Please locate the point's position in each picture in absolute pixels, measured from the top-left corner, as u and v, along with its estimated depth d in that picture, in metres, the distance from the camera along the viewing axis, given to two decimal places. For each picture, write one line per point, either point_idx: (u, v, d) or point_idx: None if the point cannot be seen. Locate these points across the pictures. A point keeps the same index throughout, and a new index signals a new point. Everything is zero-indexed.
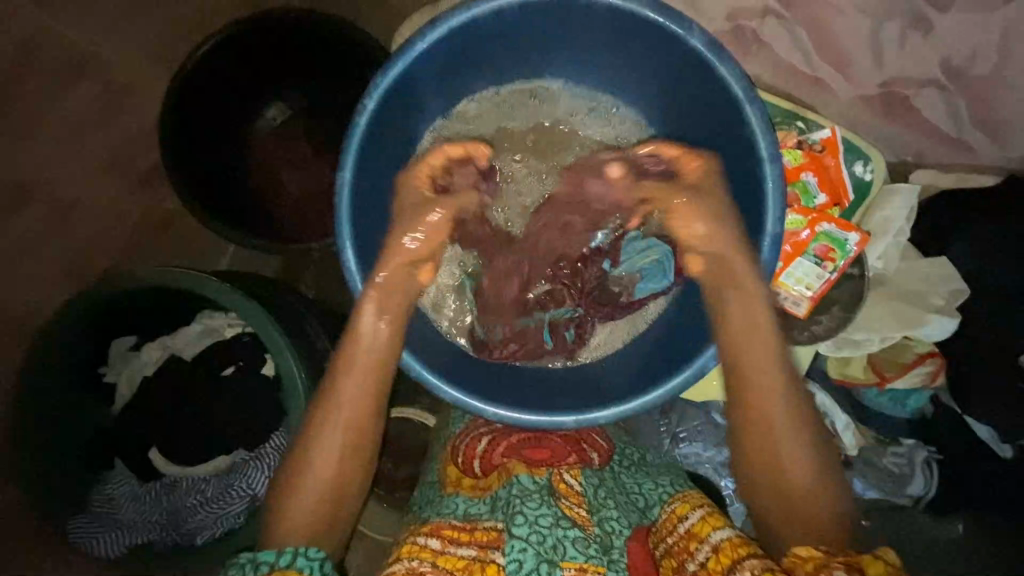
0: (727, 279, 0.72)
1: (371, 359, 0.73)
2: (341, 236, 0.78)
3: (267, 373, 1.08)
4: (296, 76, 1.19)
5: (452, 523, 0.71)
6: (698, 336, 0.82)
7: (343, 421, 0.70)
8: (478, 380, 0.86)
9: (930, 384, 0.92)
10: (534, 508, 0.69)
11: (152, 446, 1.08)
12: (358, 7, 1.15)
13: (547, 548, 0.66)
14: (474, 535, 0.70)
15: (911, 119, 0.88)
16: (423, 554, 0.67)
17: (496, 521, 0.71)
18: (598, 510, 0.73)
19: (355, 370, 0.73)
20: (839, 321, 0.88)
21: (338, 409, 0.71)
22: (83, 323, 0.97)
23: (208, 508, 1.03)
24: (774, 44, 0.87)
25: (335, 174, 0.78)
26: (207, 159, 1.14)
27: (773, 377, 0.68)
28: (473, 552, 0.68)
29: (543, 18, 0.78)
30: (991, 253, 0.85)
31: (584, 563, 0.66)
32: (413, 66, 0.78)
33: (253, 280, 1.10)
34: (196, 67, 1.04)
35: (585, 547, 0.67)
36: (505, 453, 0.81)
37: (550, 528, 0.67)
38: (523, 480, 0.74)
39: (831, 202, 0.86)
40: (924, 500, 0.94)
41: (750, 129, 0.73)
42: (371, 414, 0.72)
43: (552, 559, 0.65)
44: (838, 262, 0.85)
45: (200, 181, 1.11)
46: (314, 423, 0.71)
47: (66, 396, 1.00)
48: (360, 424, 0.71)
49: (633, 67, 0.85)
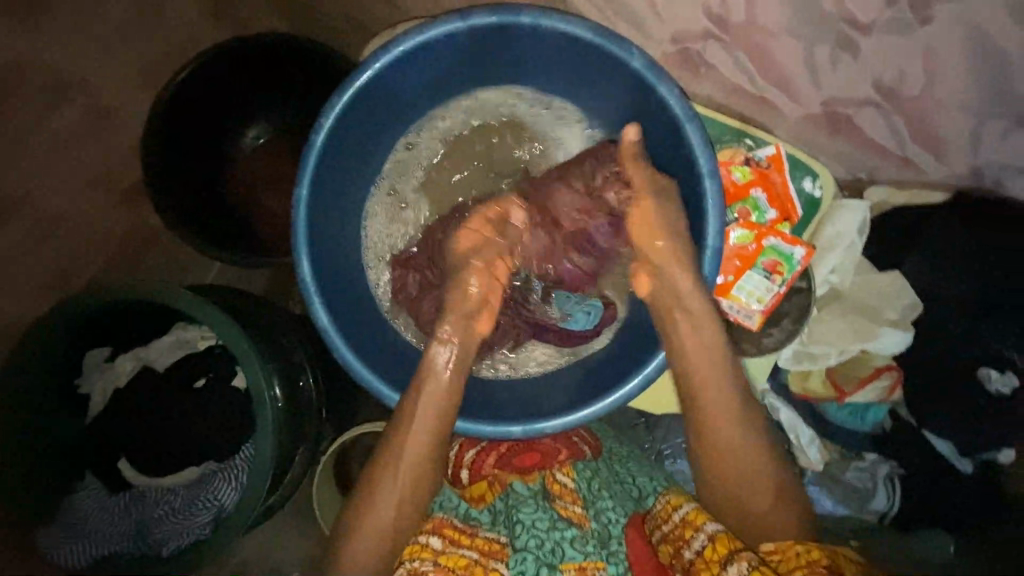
0: (666, 309, 0.79)
1: (434, 416, 0.77)
2: (298, 249, 0.81)
3: (238, 386, 1.11)
4: (290, 88, 1.20)
5: (454, 524, 0.75)
6: (651, 334, 0.85)
7: (404, 475, 0.74)
8: (478, 401, 0.89)
9: (886, 398, 0.93)
10: (531, 513, 0.76)
11: (121, 458, 1.10)
12: (340, 17, 1.15)
13: (546, 552, 0.72)
14: (475, 540, 0.73)
15: (859, 137, 0.83)
16: (424, 554, 0.70)
17: (499, 534, 0.75)
18: (594, 503, 0.78)
19: (416, 420, 0.76)
20: (789, 333, 0.89)
21: (400, 456, 0.75)
22: (75, 314, 0.97)
23: (174, 519, 1.06)
24: (720, 67, 0.82)
25: (294, 189, 0.81)
26: (201, 165, 1.20)
27: (703, 374, 0.76)
28: (475, 554, 0.72)
29: (493, 41, 0.81)
30: (959, 261, 0.86)
31: (583, 563, 0.71)
32: (371, 85, 0.81)
33: (227, 293, 1.12)
34: (187, 81, 1.09)
35: (582, 545, 0.73)
36: (494, 464, 0.85)
37: (547, 532, 0.74)
38: (518, 488, 0.80)
39: (781, 218, 0.88)
40: (889, 515, 0.95)
41: (690, 146, 0.75)
42: (433, 458, 0.76)
43: (552, 561, 0.72)
44: (785, 275, 0.86)
45: (193, 189, 1.18)
46: (379, 466, 0.75)
47: (48, 401, 1.02)
48: (420, 469, 0.75)
49: (590, 87, 0.86)
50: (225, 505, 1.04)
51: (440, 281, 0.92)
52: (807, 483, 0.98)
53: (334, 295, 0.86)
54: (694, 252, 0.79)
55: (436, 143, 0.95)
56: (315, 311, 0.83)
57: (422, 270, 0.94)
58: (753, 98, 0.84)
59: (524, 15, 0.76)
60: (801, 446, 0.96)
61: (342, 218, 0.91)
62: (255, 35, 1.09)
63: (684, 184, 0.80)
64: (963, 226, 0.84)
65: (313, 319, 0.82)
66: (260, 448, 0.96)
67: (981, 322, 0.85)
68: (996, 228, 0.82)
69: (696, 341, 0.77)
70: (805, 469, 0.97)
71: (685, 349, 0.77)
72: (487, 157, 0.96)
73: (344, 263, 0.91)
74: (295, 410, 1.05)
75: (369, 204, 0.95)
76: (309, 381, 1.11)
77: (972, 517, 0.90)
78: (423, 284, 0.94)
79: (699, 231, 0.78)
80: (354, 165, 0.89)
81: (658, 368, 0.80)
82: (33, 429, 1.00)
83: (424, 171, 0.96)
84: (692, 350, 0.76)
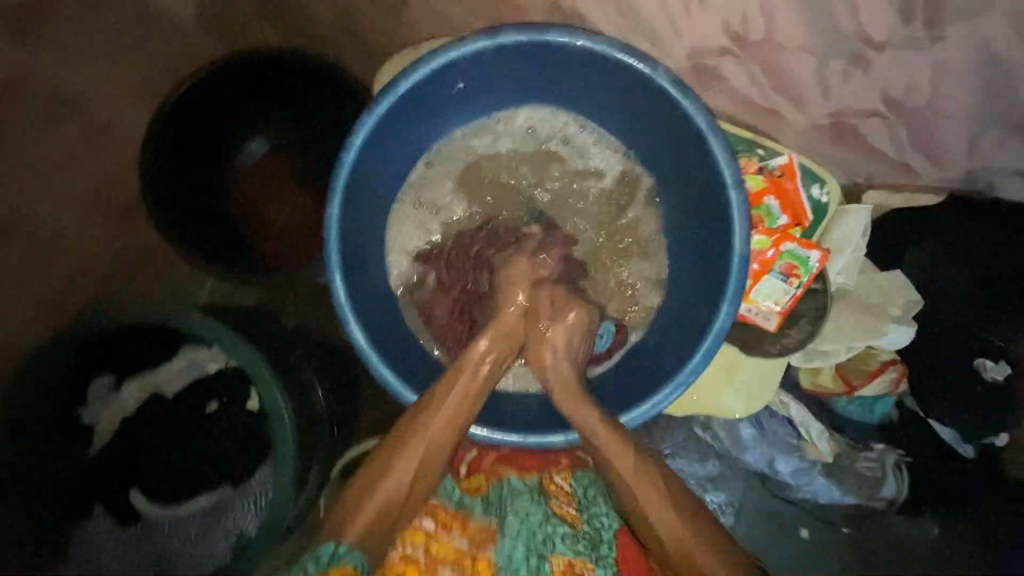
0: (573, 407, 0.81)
1: (467, 397, 0.80)
2: (331, 267, 0.81)
3: (253, 408, 1.05)
4: (288, 106, 1.17)
5: (449, 509, 0.78)
6: (686, 337, 0.87)
7: (427, 439, 0.77)
8: (504, 410, 0.92)
9: (893, 391, 0.98)
10: (526, 505, 0.78)
11: (134, 489, 1.04)
12: (342, 25, 1.10)
13: (537, 542, 0.74)
14: (467, 527, 0.76)
15: (863, 146, 0.92)
16: (418, 539, 0.73)
17: (491, 518, 0.78)
18: (588, 509, 0.81)
19: (442, 407, 0.79)
20: (807, 333, 0.96)
21: (418, 436, 0.76)
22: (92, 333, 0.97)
23: (193, 549, 1.02)
24: (732, 79, 0.90)
25: (325, 209, 0.82)
26: (200, 179, 1.16)
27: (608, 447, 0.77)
28: (466, 544, 0.74)
29: (517, 59, 0.84)
30: (962, 255, 0.89)
31: (572, 559, 0.74)
32: (400, 101, 0.82)
33: (236, 313, 1.08)
34: (191, 92, 1.07)
35: (573, 542, 0.75)
36: (494, 462, 0.87)
37: (541, 525, 0.76)
38: (516, 481, 0.82)
39: (793, 222, 0.94)
40: (897, 502, 1.01)
41: (714, 158, 0.80)
42: (452, 443, 0.78)
43: (542, 552, 0.74)
44: (802, 278, 0.92)
45: (192, 205, 1.13)
46: (398, 442, 0.76)
47: (57, 411, 0.99)
48: (437, 452, 0.77)
49: (610, 102, 0.89)
50: (247, 530, 1.01)
51: (451, 283, 0.95)
52: (816, 475, 1.01)
53: (365, 312, 0.86)
54: (720, 257, 0.84)
55: (461, 158, 0.96)
56: (350, 329, 0.83)
57: (444, 277, 0.95)
58: (763, 108, 0.92)
59: (549, 33, 0.79)
60: (811, 441, 1.00)
61: (370, 234, 0.91)
62: (244, 53, 1.07)
63: (705, 193, 0.85)
64: (965, 224, 0.88)
65: (349, 336, 0.82)
66: (282, 470, 0.94)
67: (992, 315, 0.87)
68: (988, 222, 0.88)
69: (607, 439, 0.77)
70: (817, 461, 1.00)
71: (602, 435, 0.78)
72: (514, 171, 0.96)
73: (371, 276, 0.91)
74: (314, 429, 1.03)
75: (393, 217, 0.95)
76: (320, 397, 1.07)
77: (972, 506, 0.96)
78: (438, 293, 0.96)
79: (726, 237, 0.82)
80: (380, 181, 0.90)
81: (694, 373, 0.82)
82: (32, 437, 0.97)
83: (448, 186, 0.96)
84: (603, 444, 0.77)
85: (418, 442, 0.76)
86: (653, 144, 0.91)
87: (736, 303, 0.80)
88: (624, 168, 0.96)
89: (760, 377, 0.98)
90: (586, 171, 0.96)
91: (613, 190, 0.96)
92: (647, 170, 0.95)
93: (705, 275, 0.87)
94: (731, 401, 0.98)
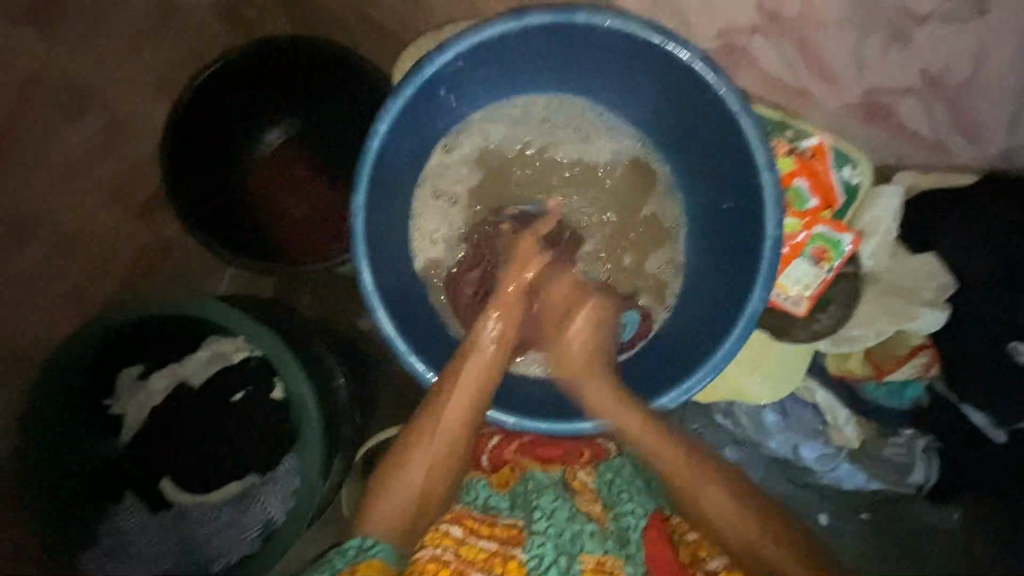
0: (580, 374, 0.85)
1: (473, 384, 0.81)
2: (359, 257, 0.81)
3: (278, 397, 1.06)
4: (306, 94, 1.16)
5: (474, 514, 0.74)
6: (714, 322, 0.86)
7: (436, 439, 0.77)
8: (529, 395, 0.92)
9: (924, 375, 0.96)
10: (551, 501, 0.75)
11: (164, 477, 1.06)
12: (363, 11, 1.09)
13: (566, 541, 0.72)
14: (495, 530, 0.73)
15: (895, 125, 0.92)
16: (446, 543, 0.70)
17: (517, 518, 0.74)
18: (614, 505, 0.77)
19: (455, 393, 0.80)
20: (837, 318, 0.96)
21: (434, 426, 0.78)
22: (99, 339, 0.96)
23: (223, 536, 1.03)
24: (763, 59, 0.91)
25: (351, 197, 0.81)
26: (219, 170, 1.16)
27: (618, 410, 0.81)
28: (494, 545, 0.71)
29: (543, 41, 0.83)
30: (981, 236, 0.86)
31: (602, 557, 0.71)
32: (425, 87, 0.81)
33: (255, 304, 1.08)
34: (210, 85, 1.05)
35: (602, 541, 0.72)
36: (516, 451, 0.85)
37: (568, 522, 0.73)
38: (539, 475, 0.80)
39: (822, 206, 0.93)
40: (926, 487, 1.00)
41: (748, 139, 0.78)
42: (468, 429, 0.79)
43: (571, 552, 0.71)
44: (833, 261, 0.92)
45: (212, 197, 1.14)
46: (413, 436, 0.78)
47: (76, 413, 0.99)
48: (454, 439, 0.78)
49: (636, 83, 0.88)
50: (274, 518, 1.02)
51: (478, 266, 0.94)
52: (842, 462, 1.00)
53: (390, 301, 0.86)
54: (751, 239, 0.82)
55: (481, 145, 0.96)
56: (378, 319, 0.83)
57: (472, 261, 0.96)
58: (794, 88, 0.93)
59: (577, 14, 0.78)
60: (837, 426, 1.00)
61: (392, 223, 0.90)
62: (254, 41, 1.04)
63: (734, 175, 0.83)
64: (989, 207, 0.86)
65: (376, 325, 0.83)
66: (309, 457, 0.94)
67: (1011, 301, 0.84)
68: (1006, 201, 0.85)
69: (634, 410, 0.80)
70: (841, 446, 1.00)
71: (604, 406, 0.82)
72: (537, 158, 0.96)
73: (398, 263, 0.91)
74: (340, 416, 1.03)
75: (416, 205, 0.95)
76: (343, 386, 1.06)
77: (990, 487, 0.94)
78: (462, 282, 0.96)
79: (757, 220, 0.81)
80: (405, 168, 0.90)
81: (724, 358, 0.82)
82: (48, 440, 0.96)
83: (471, 172, 0.96)
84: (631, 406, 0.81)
85: (434, 432, 0.78)
86: (676, 127, 0.90)
87: (769, 289, 0.79)
88: (646, 153, 0.96)
89: (784, 362, 0.97)
90: (609, 156, 0.96)
91: (634, 177, 0.96)
92: (669, 155, 0.94)
93: (734, 260, 0.86)
94: (757, 386, 0.98)
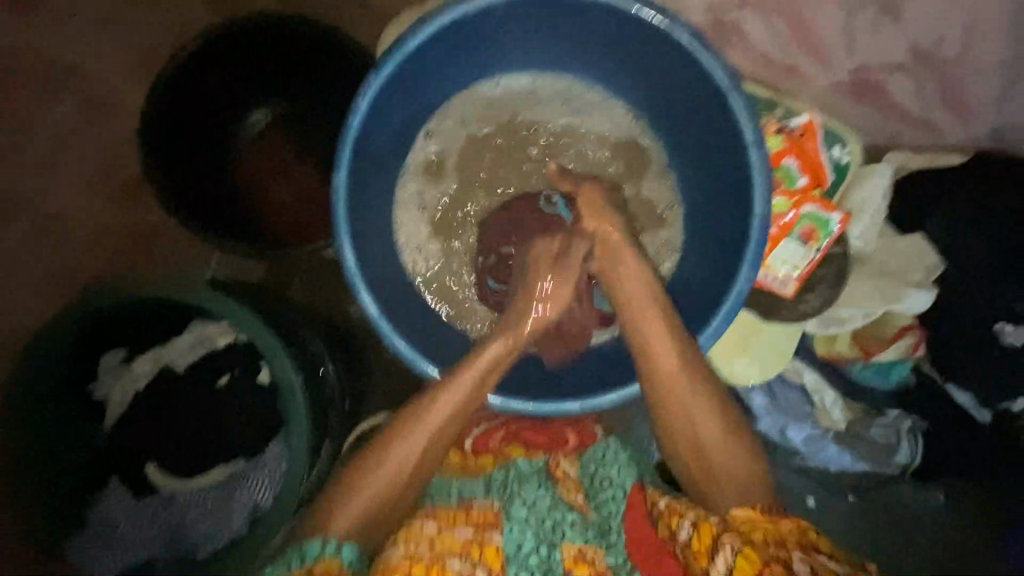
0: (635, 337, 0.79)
1: (475, 381, 0.77)
2: (341, 235, 0.79)
3: (264, 380, 1.06)
4: (294, 73, 1.12)
5: (448, 507, 0.73)
6: (703, 304, 0.85)
7: (428, 434, 0.73)
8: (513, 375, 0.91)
9: (910, 356, 0.95)
10: (532, 490, 0.75)
11: (149, 461, 1.06)
12: None
13: (546, 530, 0.71)
14: (470, 516, 0.71)
15: (881, 102, 0.93)
16: (420, 538, 0.68)
17: (494, 502, 0.73)
18: (595, 497, 0.78)
19: (453, 388, 0.76)
20: (824, 298, 0.96)
21: (427, 416, 0.74)
22: (79, 326, 0.94)
23: (208, 518, 1.01)
24: (751, 34, 0.93)
25: (332, 176, 0.79)
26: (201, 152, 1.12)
27: (658, 353, 0.77)
28: (470, 533, 0.69)
29: (530, 15, 0.81)
30: (981, 214, 0.85)
31: (582, 546, 0.71)
32: (408, 62, 0.79)
33: (241, 287, 1.06)
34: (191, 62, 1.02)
35: (582, 529, 0.72)
36: (501, 440, 0.85)
37: (548, 511, 0.73)
38: (521, 464, 0.80)
39: (813, 182, 0.92)
40: (911, 467, 0.99)
41: (736, 115, 0.77)
42: (459, 425, 0.76)
43: (552, 540, 0.71)
44: (821, 241, 0.92)
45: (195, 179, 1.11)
46: (404, 422, 0.74)
47: (64, 398, 0.99)
48: (445, 432, 0.75)
49: (626, 60, 0.86)
50: (260, 502, 1.00)
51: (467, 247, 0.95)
52: (829, 444, 0.99)
53: (375, 283, 0.85)
54: (740, 218, 0.81)
55: (467, 125, 0.95)
56: (361, 300, 0.81)
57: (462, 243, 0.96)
58: (782, 66, 0.94)
59: None
60: (824, 409, 1.00)
61: (377, 202, 0.89)
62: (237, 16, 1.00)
63: (724, 155, 0.82)
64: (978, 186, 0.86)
65: (359, 306, 0.81)
66: (294, 441, 0.93)
67: (1000, 286, 0.83)
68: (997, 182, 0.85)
69: (646, 362, 0.77)
70: (828, 429, 0.99)
71: (655, 353, 0.77)
72: (525, 138, 0.95)
73: (384, 242, 0.90)
74: (326, 404, 1.02)
75: (401, 186, 0.94)
76: (331, 372, 1.06)
77: (982, 469, 0.94)
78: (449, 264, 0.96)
79: (746, 198, 0.79)
80: (392, 145, 0.89)
81: (712, 338, 0.81)
82: (38, 444, 0.95)
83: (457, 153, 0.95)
84: (663, 365, 0.76)
85: (427, 422, 0.74)
86: (667, 107, 0.89)
87: (756, 269, 0.78)
88: (637, 133, 0.94)
89: (771, 345, 0.97)
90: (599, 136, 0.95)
91: (624, 157, 0.95)
92: (658, 135, 0.93)
93: (723, 241, 0.85)
94: (745, 367, 0.97)
